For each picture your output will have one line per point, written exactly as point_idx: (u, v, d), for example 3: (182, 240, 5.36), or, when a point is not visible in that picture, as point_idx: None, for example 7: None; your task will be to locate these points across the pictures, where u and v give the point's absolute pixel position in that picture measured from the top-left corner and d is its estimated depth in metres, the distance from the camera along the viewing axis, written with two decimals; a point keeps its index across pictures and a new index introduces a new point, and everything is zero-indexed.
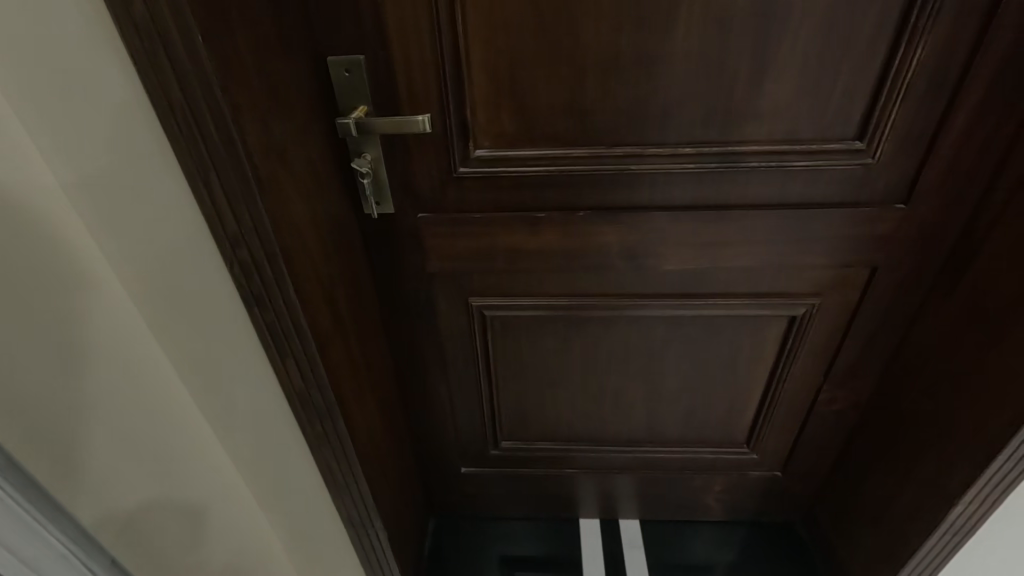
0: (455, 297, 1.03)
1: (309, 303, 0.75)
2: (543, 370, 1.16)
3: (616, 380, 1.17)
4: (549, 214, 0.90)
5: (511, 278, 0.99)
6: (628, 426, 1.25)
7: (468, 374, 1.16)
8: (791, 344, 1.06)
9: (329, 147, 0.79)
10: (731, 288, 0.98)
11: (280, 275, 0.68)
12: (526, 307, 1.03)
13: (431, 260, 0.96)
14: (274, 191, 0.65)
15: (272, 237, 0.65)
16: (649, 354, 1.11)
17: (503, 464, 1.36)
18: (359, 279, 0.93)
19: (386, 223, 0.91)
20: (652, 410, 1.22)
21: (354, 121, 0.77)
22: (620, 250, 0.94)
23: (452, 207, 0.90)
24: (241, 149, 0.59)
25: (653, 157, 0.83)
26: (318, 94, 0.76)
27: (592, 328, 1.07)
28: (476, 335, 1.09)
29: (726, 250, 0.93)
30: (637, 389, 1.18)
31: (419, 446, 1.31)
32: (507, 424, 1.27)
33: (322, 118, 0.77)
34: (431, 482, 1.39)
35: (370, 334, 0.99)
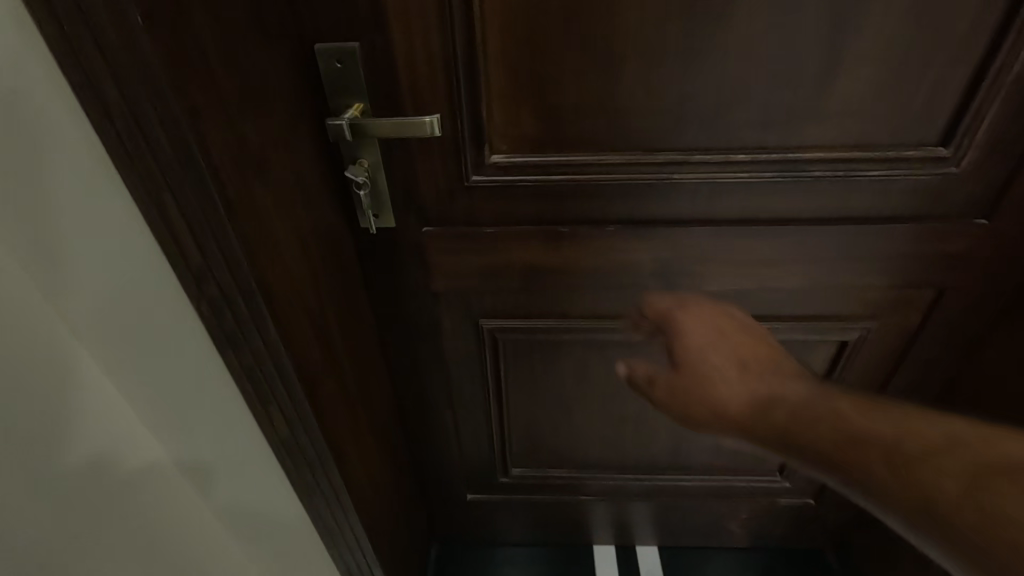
0: (463, 319, 0.91)
1: (295, 339, 0.63)
2: (559, 395, 1.04)
3: (639, 406, 1.06)
4: (573, 229, 0.78)
5: (527, 299, 0.88)
6: (650, 453, 1.15)
7: (476, 400, 1.05)
8: (837, 371, 0.95)
9: (318, 153, 0.67)
10: (776, 311, 0.87)
11: (257, 313, 0.56)
12: (543, 329, 0.92)
13: (437, 278, 0.84)
14: (249, 212, 0.53)
15: (245, 269, 0.53)
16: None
17: (512, 491, 1.25)
18: (354, 302, 0.81)
19: (385, 238, 0.79)
20: (676, 437, 1.11)
21: (348, 122, 0.65)
22: (653, 269, 0.82)
23: (462, 220, 0.78)
24: (202, 165, 0.46)
25: (699, 164, 0.71)
26: (305, 90, 0.63)
27: (615, 351, 0.96)
28: (486, 359, 0.97)
29: (774, 269, 0.81)
30: (660, 415, 1.07)
31: (422, 473, 1.20)
32: (518, 451, 1.16)
33: (308, 119, 0.64)
34: (433, 509, 1.29)
35: (367, 362, 0.87)
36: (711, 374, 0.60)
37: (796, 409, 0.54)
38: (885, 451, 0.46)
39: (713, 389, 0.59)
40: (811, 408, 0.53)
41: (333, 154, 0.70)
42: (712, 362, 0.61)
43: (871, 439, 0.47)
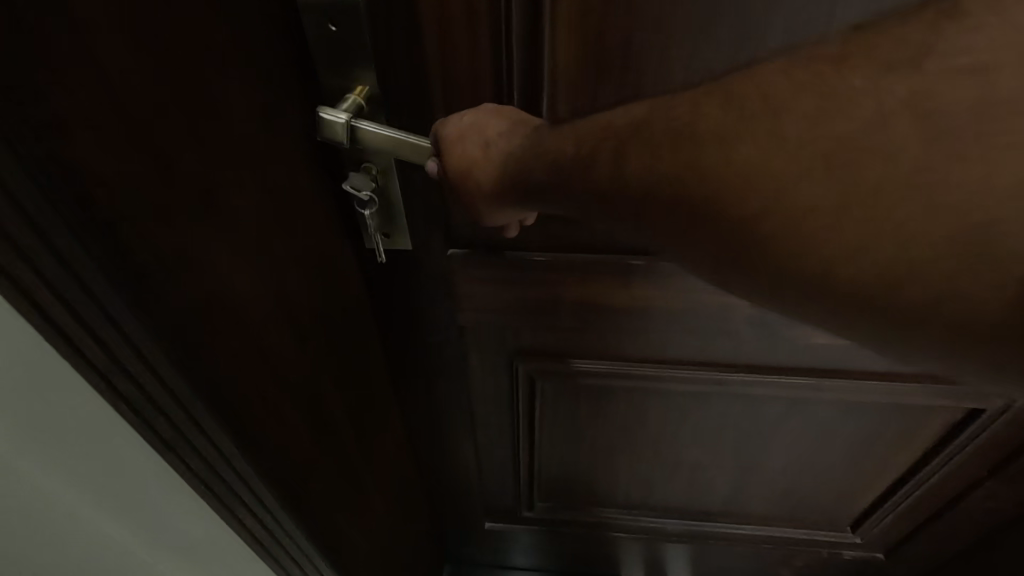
0: (495, 356, 0.73)
1: (266, 424, 0.46)
2: (601, 437, 0.88)
3: (696, 453, 0.89)
4: (647, 262, 0.59)
5: (577, 339, 0.69)
6: (699, 498, 0.99)
7: (502, 438, 0.88)
8: (959, 437, 0.76)
9: (308, 162, 0.46)
10: (904, 372, 0.67)
11: (196, 411, 0.38)
12: (594, 373, 0.73)
13: (465, 311, 0.66)
14: (176, 270, 0.34)
15: (167, 360, 0.34)
16: (749, 430, 0.82)
17: (535, 525, 1.10)
18: (359, 345, 0.62)
19: (400, 262, 0.60)
20: (733, 486, 0.95)
21: (348, 121, 0.43)
22: (748, 315, 0.63)
23: (502, 243, 0.59)
24: (71, 221, 0.27)
25: None
26: (288, 70, 0.42)
27: (678, 399, 0.78)
28: (519, 399, 0.80)
29: None
30: (720, 463, 0.90)
31: (433, 503, 1.05)
32: (546, 487, 1.00)
33: (292, 114, 0.44)
34: (446, 536, 1.15)
35: (375, 409, 0.70)
36: (475, 128, 0.43)
37: (558, 161, 0.38)
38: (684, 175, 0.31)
39: (482, 163, 0.43)
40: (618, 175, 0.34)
41: (330, 163, 0.49)
42: (477, 114, 0.44)
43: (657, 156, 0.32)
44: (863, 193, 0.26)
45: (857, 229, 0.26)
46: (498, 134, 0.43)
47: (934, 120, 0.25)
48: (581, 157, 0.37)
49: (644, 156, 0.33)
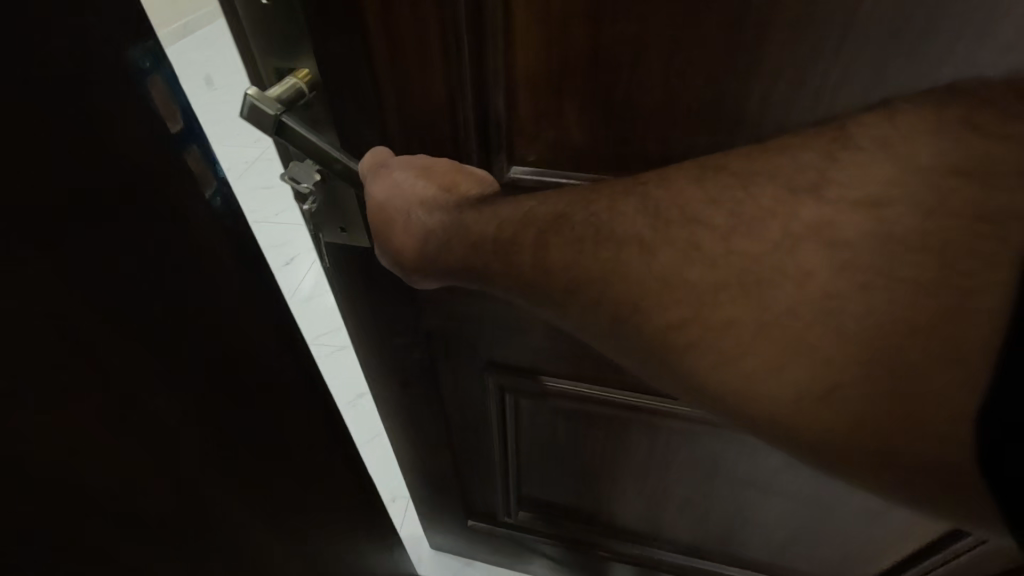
0: (466, 367, 0.68)
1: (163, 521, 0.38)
2: (583, 459, 0.82)
3: (686, 489, 0.81)
4: None
5: (551, 359, 0.63)
6: (690, 533, 0.92)
7: (479, 447, 0.84)
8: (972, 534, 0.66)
9: (202, 208, 0.39)
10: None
11: None
12: (570, 395, 0.68)
13: (431, 318, 0.61)
14: None
15: None
16: (746, 476, 0.74)
17: (518, 535, 1.06)
18: (296, 393, 0.55)
19: (359, 260, 0.56)
20: (728, 528, 0.86)
21: (280, 112, 0.39)
22: None
23: None
24: None
25: None
26: (166, 96, 0.35)
27: (665, 433, 0.71)
28: (494, 412, 0.75)
29: None
30: (712, 503, 0.82)
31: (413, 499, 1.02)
32: (527, 498, 0.96)
33: (176, 150, 0.37)
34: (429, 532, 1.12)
35: (320, 465, 0.62)
36: (398, 191, 0.40)
37: (478, 245, 0.38)
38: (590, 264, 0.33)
39: (400, 231, 0.42)
40: (534, 257, 0.35)
41: (233, 203, 0.43)
42: (405, 174, 0.40)
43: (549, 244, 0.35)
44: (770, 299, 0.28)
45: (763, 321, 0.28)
46: (423, 207, 0.41)
47: (827, 233, 0.27)
48: (501, 241, 0.37)
49: (559, 244, 0.34)
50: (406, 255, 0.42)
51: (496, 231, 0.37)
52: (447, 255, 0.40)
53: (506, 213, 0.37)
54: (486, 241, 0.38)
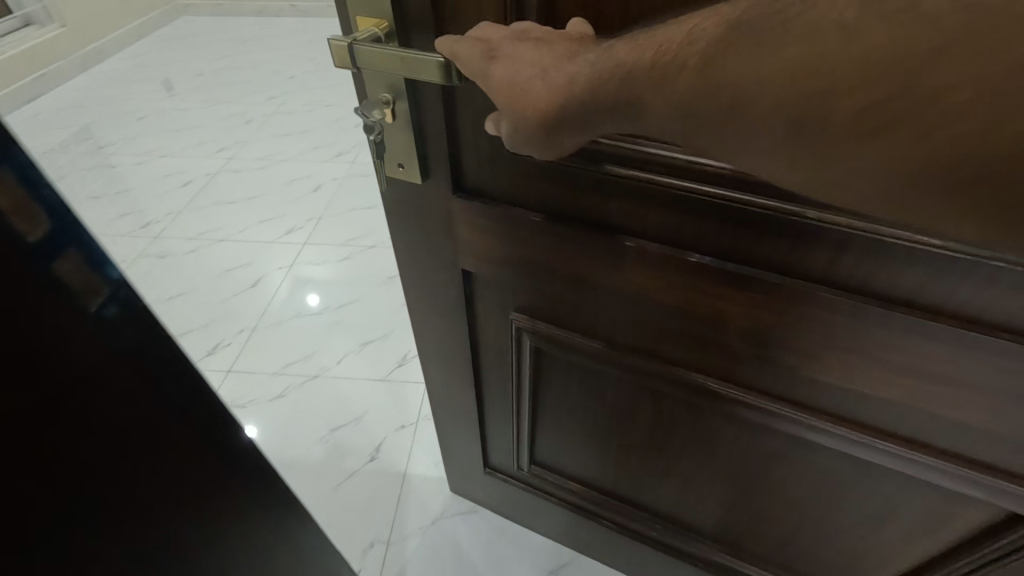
0: (495, 308, 0.75)
1: None
2: (595, 420, 0.85)
3: (691, 466, 0.83)
4: (636, 244, 0.55)
5: (568, 311, 0.68)
6: (694, 515, 0.92)
7: (501, 391, 0.90)
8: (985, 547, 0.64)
9: (83, 316, 0.37)
10: (927, 434, 0.56)
11: None
12: (581, 351, 0.72)
13: (465, 256, 0.68)
14: None
15: None
16: (750, 459, 0.75)
17: (529, 486, 1.11)
18: (217, 472, 0.53)
19: (412, 193, 0.64)
20: (731, 514, 0.87)
21: (351, 42, 0.48)
22: (741, 331, 0.57)
23: (503, 195, 0.60)
24: None
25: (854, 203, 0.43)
26: (24, 197, 0.32)
27: (671, 402, 0.74)
28: (515, 359, 0.80)
29: (933, 395, 0.52)
30: (716, 486, 0.83)
31: (440, 434, 1.12)
32: (541, 452, 1.01)
33: (42, 256, 0.34)
34: (449, 472, 1.23)
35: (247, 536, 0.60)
36: (517, 58, 0.41)
37: (613, 82, 0.36)
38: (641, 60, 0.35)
39: (532, 91, 0.41)
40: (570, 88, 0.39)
41: (134, 300, 0.41)
42: (522, 45, 0.42)
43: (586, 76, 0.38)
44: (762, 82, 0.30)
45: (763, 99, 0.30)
46: (552, 64, 0.40)
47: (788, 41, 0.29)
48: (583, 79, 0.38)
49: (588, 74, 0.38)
50: (525, 148, 0.45)
51: (575, 100, 0.39)
52: (561, 139, 0.42)
53: (566, 73, 0.39)
54: (571, 114, 0.40)
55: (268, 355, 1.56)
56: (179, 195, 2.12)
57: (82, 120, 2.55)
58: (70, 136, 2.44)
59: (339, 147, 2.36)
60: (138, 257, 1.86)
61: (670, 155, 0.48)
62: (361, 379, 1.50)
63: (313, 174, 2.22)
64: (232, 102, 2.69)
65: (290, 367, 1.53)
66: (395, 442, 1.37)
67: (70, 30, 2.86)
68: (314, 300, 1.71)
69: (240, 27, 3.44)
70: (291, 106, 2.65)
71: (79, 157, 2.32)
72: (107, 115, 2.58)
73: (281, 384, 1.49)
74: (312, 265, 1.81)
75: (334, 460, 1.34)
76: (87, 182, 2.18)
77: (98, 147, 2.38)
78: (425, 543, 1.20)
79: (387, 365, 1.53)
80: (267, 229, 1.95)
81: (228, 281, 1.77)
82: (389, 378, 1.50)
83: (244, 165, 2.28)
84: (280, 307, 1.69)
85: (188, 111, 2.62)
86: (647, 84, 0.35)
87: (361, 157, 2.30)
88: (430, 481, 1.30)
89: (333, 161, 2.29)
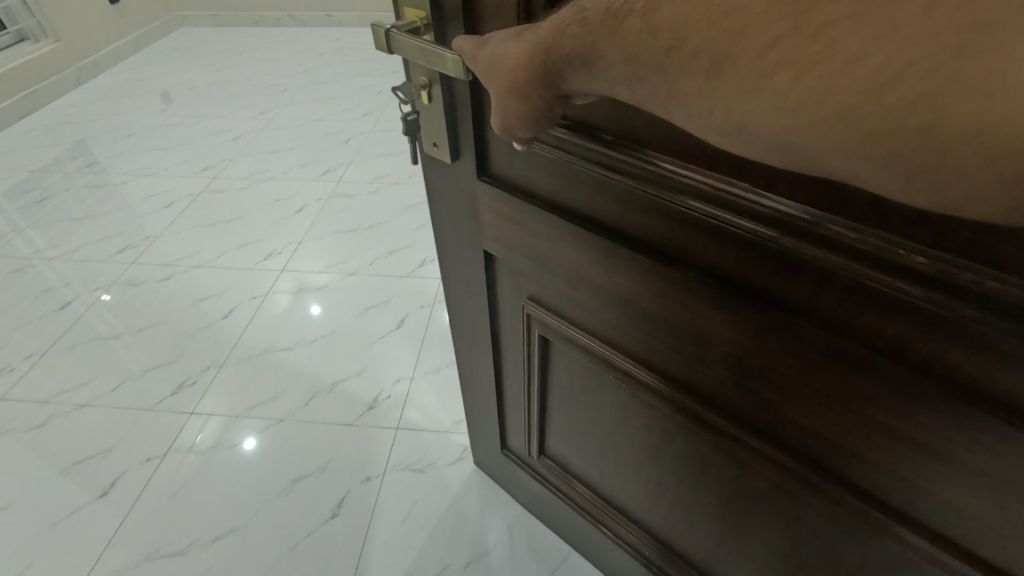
0: (514, 295, 0.78)
1: None
2: (597, 422, 0.86)
3: (682, 493, 0.80)
4: (629, 252, 0.57)
5: (573, 305, 0.70)
6: (685, 546, 0.89)
7: (517, 375, 0.93)
8: None
9: None
10: (913, 508, 0.51)
11: None
12: (585, 350, 0.74)
13: (485, 237, 0.73)
14: None
15: None
16: (736, 499, 0.72)
17: (540, 477, 1.13)
18: None
19: (445, 171, 0.70)
20: (718, 554, 0.83)
21: (389, 29, 0.54)
22: (729, 350, 0.56)
23: (521, 186, 0.64)
24: None
25: (833, 241, 0.42)
26: None
27: (664, 419, 0.73)
28: (527, 345, 0.83)
29: (915, 461, 0.48)
30: (705, 520, 0.80)
31: (467, 408, 1.17)
32: (551, 445, 1.02)
33: None
34: (477, 446, 1.29)
35: None
36: (495, 42, 0.43)
37: (568, 53, 0.36)
38: (594, 34, 0.33)
39: (503, 65, 0.42)
40: (537, 66, 0.39)
41: None
42: (498, 33, 0.44)
43: (552, 49, 0.37)
44: (712, 63, 0.28)
45: (714, 80, 0.28)
46: (518, 37, 0.41)
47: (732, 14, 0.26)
48: (547, 48, 0.37)
49: (553, 45, 0.37)
50: (509, 114, 0.44)
51: (545, 54, 0.38)
52: (532, 96, 0.41)
53: (528, 47, 0.39)
54: (541, 68, 0.39)
55: (232, 385, 1.59)
56: (160, 216, 2.24)
57: (73, 138, 2.76)
58: (67, 152, 2.66)
59: (326, 165, 2.50)
60: (113, 285, 1.94)
61: (663, 167, 0.48)
62: (346, 399, 1.55)
63: (295, 197, 2.32)
64: (221, 118, 2.90)
65: (255, 411, 1.53)
66: (359, 495, 1.35)
67: (63, 43, 3.14)
68: (315, 310, 1.81)
69: (238, 42, 3.73)
70: (279, 122, 2.84)
71: (71, 175, 2.50)
72: (100, 131, 2.81)
73: (244, 426, 1.50)
74: (293, 297, 1.86)
75: (297, 513, 1.32)
76: (83, 203, 2.34)
77: (89, 165, 2.56)
78: (398, 538, 1.27)
79: (354, 410, 1.52)
80: (244, 255, 2.04)
81: (201, 310, 1.83)
82: (355, 424, 1.49)
83: (228, 186, 2.41)
84: (288, 313, 1.81)
85: (179, 127, 2.83)
86: (604, 34, 0.33)
87: (347, 176, 2.43)
88: (445, 464, 1.40)
89: (320, 181, 2.41)
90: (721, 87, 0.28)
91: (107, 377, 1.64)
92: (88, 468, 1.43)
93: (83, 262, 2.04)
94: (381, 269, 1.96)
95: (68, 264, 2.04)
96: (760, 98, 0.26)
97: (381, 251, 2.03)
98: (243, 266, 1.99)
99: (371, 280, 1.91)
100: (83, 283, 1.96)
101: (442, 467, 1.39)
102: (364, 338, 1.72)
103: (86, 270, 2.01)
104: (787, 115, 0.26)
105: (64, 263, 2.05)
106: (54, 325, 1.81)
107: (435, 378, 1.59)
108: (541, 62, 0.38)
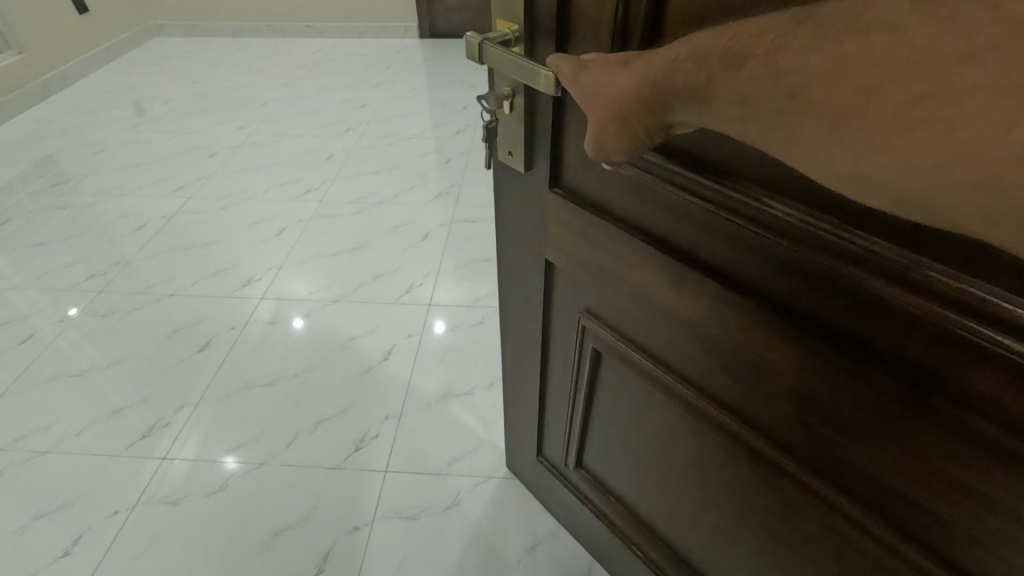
0: (570, 305, 0.79)
1: None
2: (641, 441, 0.85)
3: (724, 524, 0.78)
4: (700, 277, 0.57)
5: (630, 321, 0.70)
6: None
7: (563, 384, 0.93)
8: None
9: None
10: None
11: None
12: (638, 368, 0.73)
13: (547, 246, 0.74)
14: None
15: None
16: (782, 540, 0.69)
17: (574, 487, 1.13)
18: None
19: (516, 179, 0.71)
20: None
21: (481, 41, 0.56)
22: (796, 389, 0.55)
23: (593, 202, 0.64)
24: None
25: (929, 290, 0.40)
26: None
27: (712, 447, 0.72)
28: (578, 356, 0.83)
29: (994, 526, 0.45)
30: (744, 556, 0.78)
31: (506, 411, 1.18)
32: (590, 457, 1.02)
33: None
34: (511, 449, 1.30)
35: None
36: (596, 68, 0.44)
37: (676, 85, 0.37)
38: (710, 68, 0.34)
39: (604, 92, 0.43)
40: (641, 96, 0.40)
41: None
42: (597, 59, 0.45)
43: (659, 79, 0.38)
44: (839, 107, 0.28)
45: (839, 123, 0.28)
46: (621, 65, 0.42)
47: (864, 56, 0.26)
48: (653, 79, 0.38)
49: (661, 75, 0.37)
50: (607, 138, 0.45)
51: (652, 85, 0.38)
52: (634, 123, 0.41)
53: (634, 76, 0.40)
54: (645, 99, 0.39)
55: (180, 423, 1.54)
56: (132, 240, 2.19)
57: (40, 154, 2.73)
58: (34, 172, 2.59)
59: (309, 183, 2.50)
60: (85, 311, 1.89)
61: (747, 196, 0.48)
62: (320, 424, 1.54)
63: (276, 217, 2.30)
64: (197, 135, 2.89)
65: (241, 449, 1.47)
66: (345, 548, 1.29)
67: (26, 54, 3.07)
68: (297, 326, 1.82)
69: (219, 59, 3.73)
70: (257, 137, 2.86)
71: (35, 197, 2.43)
72: (70, 151, 2.76)
73: (219, 449, 1.48)
74: (269, 324, 1.82)
75: (279, 568, 1.26)
76: (57, 225, 2.27)
77: (56, 188, 2.49)
78: None
79: (340, 451, 1.47)
80: (225, 280, 1.99)
81: (172, 343, 1.77)
82: (339, 469, 1.43)
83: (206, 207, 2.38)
84: (262, 330, 1.80)
85: (155, 146, 2.80)
86: (721, 70, 0.33)
87: (331, 195, 2.42)
88: (456, 479, 1.41)
89: (303, 201, 2.39)
90: (845, 130, 0.28)
91: (69, 421, 1.55)
92: (36, 529, 1.33)
93: (48, 288, 1.97)
94: (365, 294, 1.93)
95: (37, 291, 1.96)
96: (893, 144, 0.27)
97: (366, 274, 2.01)
98: (221, 293, 1.94)
99: (353, 306, 1.88)
100: (46, 313, 1.88)
101: (436, 514, 1.34)
102: (354, 363, 1.69)
103: (56, 296, 1.94)
104: (916, 161, 0.26)
105: (30, 290, 1.97)
106: (23, 357, 1.73)
107: (431, 409, 1.56)
108: (646, 92, 0.39)
